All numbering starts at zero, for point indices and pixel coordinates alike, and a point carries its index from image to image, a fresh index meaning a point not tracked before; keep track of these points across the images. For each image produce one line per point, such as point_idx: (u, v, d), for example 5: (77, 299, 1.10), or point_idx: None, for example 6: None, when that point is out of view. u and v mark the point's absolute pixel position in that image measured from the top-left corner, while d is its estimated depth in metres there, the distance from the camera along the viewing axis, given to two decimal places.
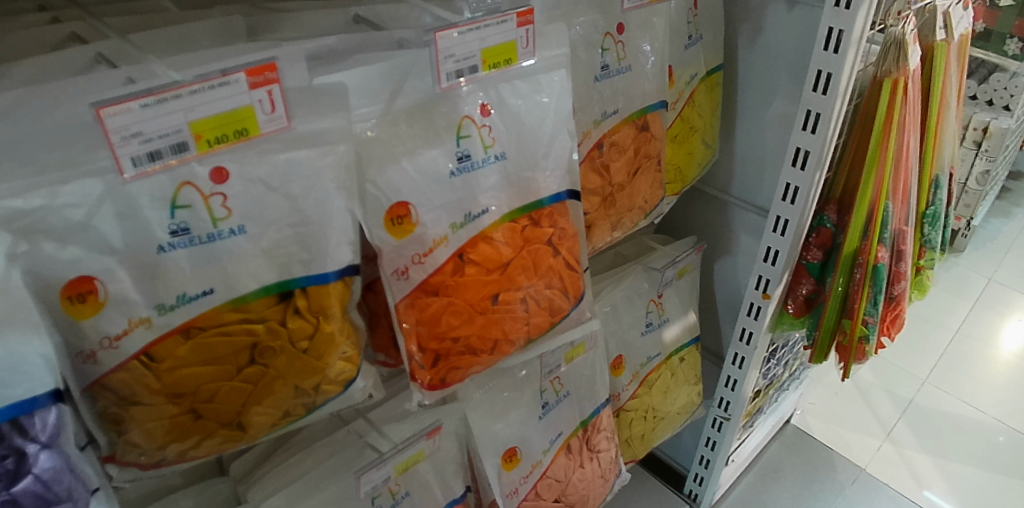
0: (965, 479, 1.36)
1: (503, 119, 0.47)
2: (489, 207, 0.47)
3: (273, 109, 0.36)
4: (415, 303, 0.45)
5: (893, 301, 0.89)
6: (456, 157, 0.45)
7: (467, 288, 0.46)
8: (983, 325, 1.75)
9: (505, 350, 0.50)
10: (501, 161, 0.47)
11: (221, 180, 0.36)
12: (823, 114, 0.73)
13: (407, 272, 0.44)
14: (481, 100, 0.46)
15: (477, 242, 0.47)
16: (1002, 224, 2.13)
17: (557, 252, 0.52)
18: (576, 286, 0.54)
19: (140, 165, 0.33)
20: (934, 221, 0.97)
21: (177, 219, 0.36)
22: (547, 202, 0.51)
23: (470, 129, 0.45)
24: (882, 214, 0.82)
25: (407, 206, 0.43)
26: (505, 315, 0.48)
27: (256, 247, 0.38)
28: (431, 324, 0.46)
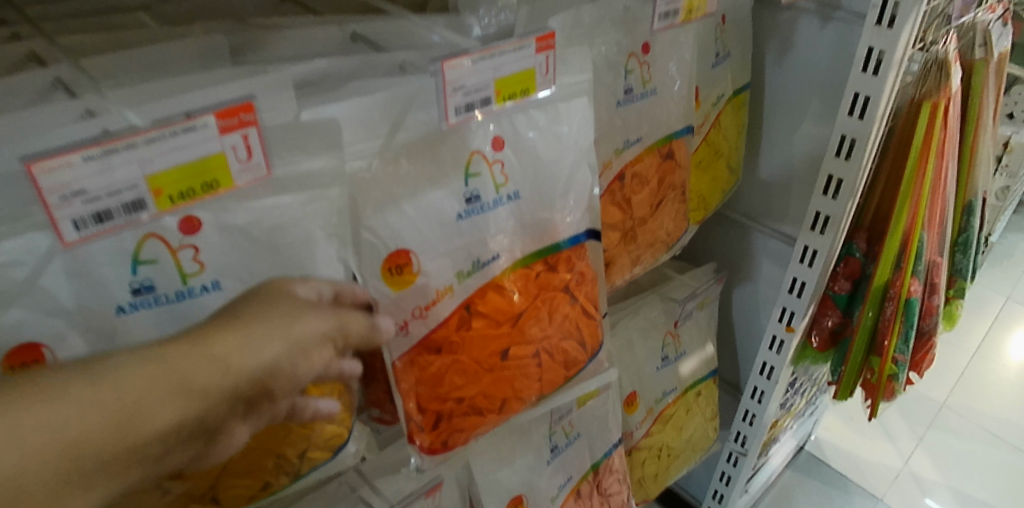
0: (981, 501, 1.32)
1: (518, 154, 0.43)
2: (498, 254, 0.43)
3: (250, 156, 0.31)
4: (418, 360, 0.41)
5: (923, 335, 0.84)
6: (465, 198, 0.41)
7: (475, 343, 0.43)
8: (1000, 344, 1.70)
9: (514, 407, 0.46)
10: (514, 200, 0.43)
11: (192, 230, 0.31)
12: (859, 140, 0.68)
13: (406, 327, 0.40)
14: (493, 132, 0.41)
15: (486, 291, 0.43)
16: (1020, 240, 2.07)
17: (575, 298, 0.48)
18: (593, 334, 0.50)
19: (86, 228, 0.27)
20: (965, 249, 0.92)
21: (139, 276, 0.31)
22: (566, 245, 0.47)
23: (481, 165, 0.41)
24: (917, 244, 0.77)
25: (407, 254, 0.39)
26: (515, 371, 0.45)
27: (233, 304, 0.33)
28: (432, 383, 0.42)
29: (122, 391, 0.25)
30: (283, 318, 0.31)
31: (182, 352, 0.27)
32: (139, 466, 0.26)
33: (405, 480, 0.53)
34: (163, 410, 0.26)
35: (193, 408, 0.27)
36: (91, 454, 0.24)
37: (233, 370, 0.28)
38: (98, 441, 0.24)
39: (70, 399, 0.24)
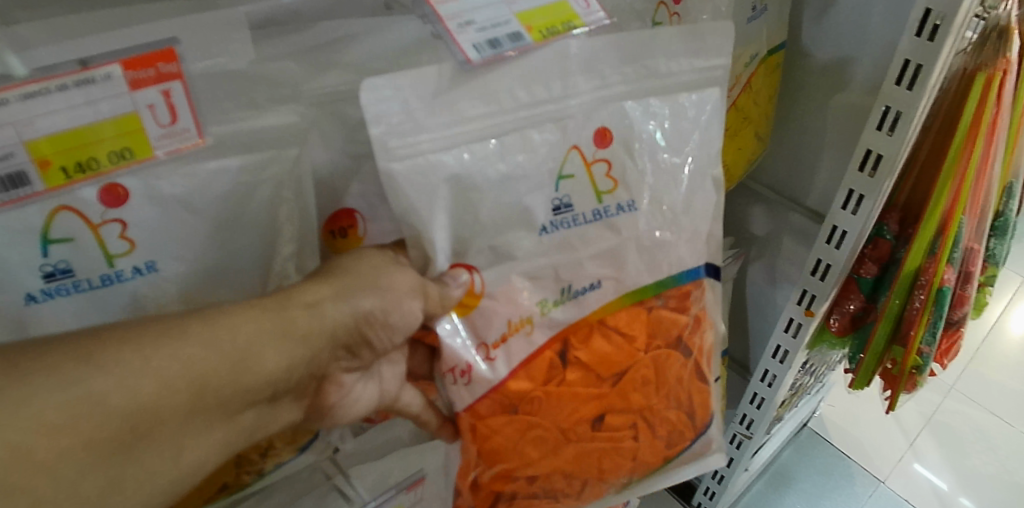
0: (987, 495, 1.29)
1: (622, 156, 0.42)
2: (594, 283, 0.43)
3: (173, 119, 0.28)
4: (489, 427, 0.42)
5: (952, 326, 0.78)
6: (550, 207, 0.40)
7: (557, 407, 0.43)
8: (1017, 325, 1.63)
9: (596, 487, 0.47)
10: (628, 210, 0.42)
11: (117, 202, 0.28)
12: (905, 114, 0.61)
13: (466, 373, 0.40)
14: (600, 124, 0.41)
15: (581, 326, 0.43)
16: None
17: (689, 352, 0.48)
18: (705, 409, 0.51)
19: None
20: (1003, 235, 0.86)
21: (53, 258, 0.28)
22: (681, 280, 0.46)
23: (575, 168, 0.40)
24: (955, 231, 0.71)
25: (471, 271, 0.39)
26: (604, 442, 0.45)
27: (175, 289, 0.31)
28: (510, 452, 0.42)
29: (238, 337, 0.29)
30: (382, 267, 0.35)
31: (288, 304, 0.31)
32: (254, 401, 0.30)
33: (386, 471, 0.49)
34: (270, 360, 0.30)
35: (292, 355, 0.31)
36: (210, 386, 0.28)
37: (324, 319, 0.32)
38: (218, 377, 0.28)
39: (198, 337, 0.28)
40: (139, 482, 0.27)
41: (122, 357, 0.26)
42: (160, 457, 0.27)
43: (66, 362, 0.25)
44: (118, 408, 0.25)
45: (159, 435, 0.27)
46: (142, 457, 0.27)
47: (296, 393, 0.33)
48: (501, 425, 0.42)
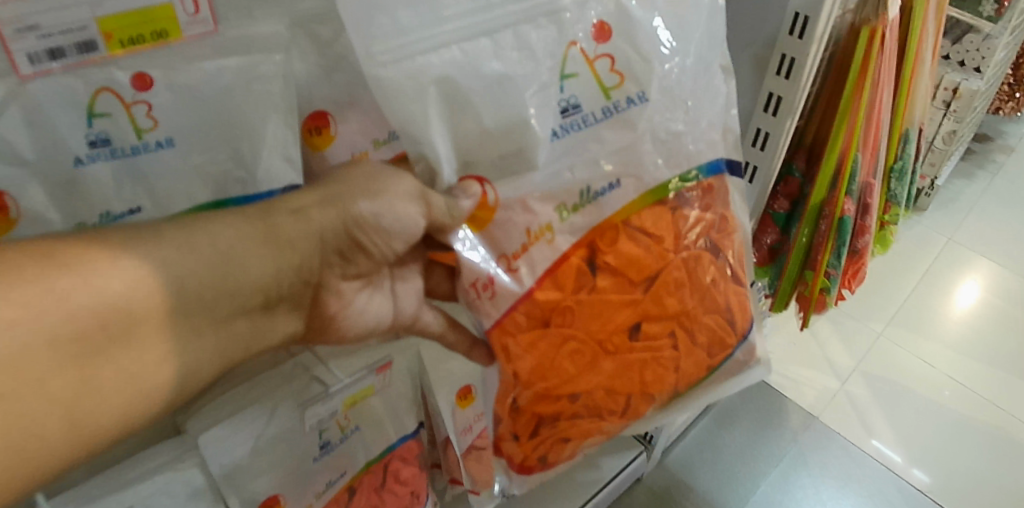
0: (910, 431, 1.42)
1: (624, 50, 0.47)
2: (614, 183, 0.49)
3: (197, 10, 0.33)
4: (525, 345, 0.50)
5: (856, 254, 0.90)
6: (559, 108, 0.46)
7: (586, 318, 0.50)
8: (941, 281, 1.77)
9: (639, 401, 0.54)
10: (641, 101, 0.48)
11: (144, 88, 0.34)
12: (798, 60, 0.71)
13: (488, 287, 0.48)
14: (595, 20, 0.46)
15: (603, 231, 0.49)
16: (963, 187, 2.18)
17: (716, 253, 0.55)
18: (743, 310, 0.57)
19: (39, 63, 0.31)
20: (900, 176, 0.98)
21: (94, 129, 0.34)
22: (703, 175, 0.52)
23: (578, 67, 0.46)
24: (851, 166, 0.81)
25: (483, 183, 0.46)
26: (641, 350, 0.52)
27: (185, 161, 0.36)
28: (550, 365, 0.51)
29: (211, 242, 0.37)
30: (382, 171, 0.44)
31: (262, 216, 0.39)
32: (225, 298, 0.38)
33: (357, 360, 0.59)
34: (253, 267, 0.39)
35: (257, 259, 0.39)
36: (184, 280, 0.36)
37: (291, 228, 0.40)
38: (191, 273, 0.36)
39: (171, 240, 0.35)
40: (124, 362, 0.34)
41: (97, 265, 0.33)
42: (142, 356, 0.35)
43: (48, 260, 0.32)
44: (91, 305, 0.33)
45: (136, 331, 0.35)
46: (126, 339, 0.34)
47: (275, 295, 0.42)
48: (533, 342, 0.50)
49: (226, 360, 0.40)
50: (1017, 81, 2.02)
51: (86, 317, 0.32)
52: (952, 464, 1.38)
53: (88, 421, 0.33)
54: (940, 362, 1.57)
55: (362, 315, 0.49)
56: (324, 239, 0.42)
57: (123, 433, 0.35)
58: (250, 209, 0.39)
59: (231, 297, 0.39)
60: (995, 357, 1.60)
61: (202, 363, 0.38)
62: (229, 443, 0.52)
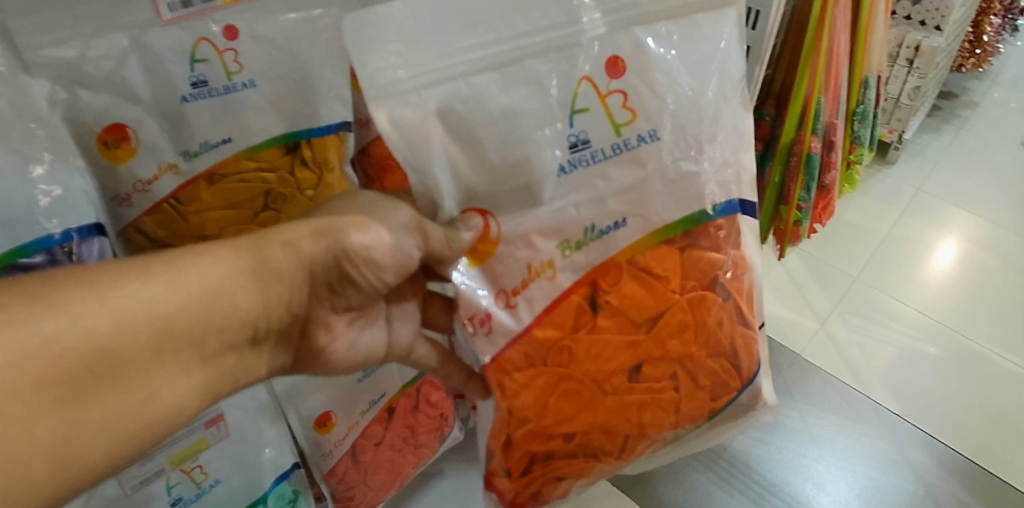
0: (889, 371, 1.53)
1: (636, 85, 0.53)
2: (618, 221, 0.56)
3: None
4: (523, 377, 0.57)
5: (824, 189, 0.99)
6: (568, 143, 0.53)
7: (584, 359, 0.57)
8: (912, 229, 1.88)
9: (634, 440, 0.61)
10: (652, 139, 0.54)
11: (231, 37, 0.55)
12: (763, 11, 0.79)
13: (485, 322, 0.56)
14: (610, 53, 0.53)
15: (606, 270, 0.57)
16: (932, 140, 2.30)
17: (726, 295, 0.60)
18: (751, 354, 0.62)
19: (175, 11, 0.52)
20: (862, 118, 1.07)
21: (198, 73, 0.54)
22: (716, 215, 0.58)
23: (589, 102, 0.53)
24: (815, 107, 0.90)
25: (486, 217, 0.54)
26: (637, 389, 0.59)
27: (261, 98, 0.57)
28: (545, 402, 0.57)
29: (200, 281, 0.43)
30: (383, 204, 0.54)
31: (250, 256, 0.46)
32: (212, 332, 0.44)
33: None
34: (240, 301, 0.45)
35: (240, 296, 0.45)
36: (173, 317, 0.41)
37: (274, 267, 0.47)
38: (178, 312, 0.41)
39: (160, 280, 0.41)
40: (114, 398, 0.39)
41: (88, 306, 0.38)
42: (131, 393, 0.40)
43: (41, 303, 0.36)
44: (75, 347, 0.37)
45: (123, 371, 0.39)
46: (116, 376, 0.39)
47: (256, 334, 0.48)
48: (529, 378, 0.57)
49: (210, 393, 0.45)
50: (977, 38, 2.12)
51: (73, 358, 0.37)
52: (933, 406, 1.47)
53: (73, 460, 0.37)
54: (915, 303, 1.68)
55: (350, 346, 0.59)
56: (310, 270, 0.50)
57: (112, 465, 0.40)
58: (242, 245, 0.46)
59: (216, 333, 0.44)
60: (961, 296, 1.71)
61: (188, 400, 0.43)
62: None
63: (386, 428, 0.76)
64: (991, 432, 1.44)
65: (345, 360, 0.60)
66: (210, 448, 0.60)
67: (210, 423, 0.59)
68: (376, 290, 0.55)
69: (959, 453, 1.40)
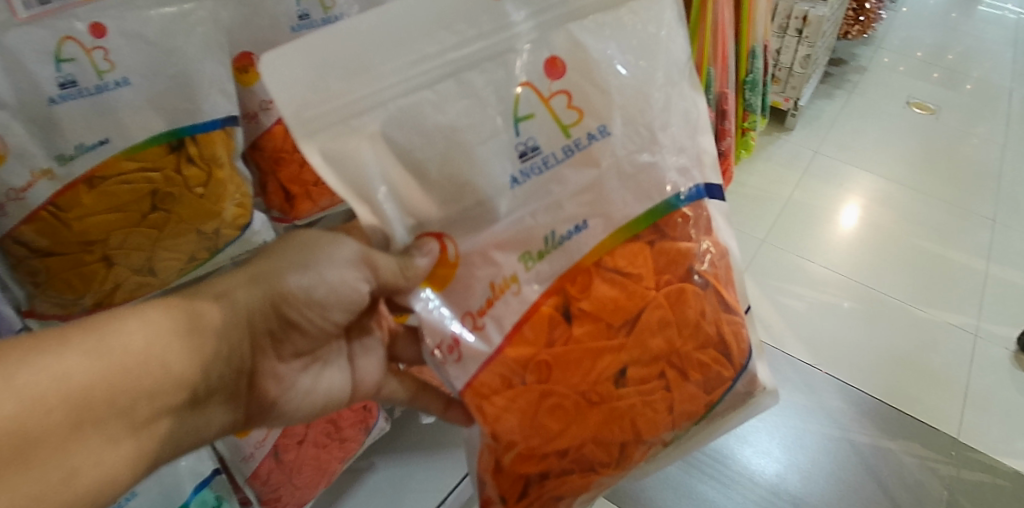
0: (806, 326, 1.70)
1: (577, 83, 0.51)
2: (580, 224, 0.52)
3: None
4: (503, 400, 0.54)
5: (722, 156, 1.04)
6: (517, 151, 0.50)
7: (565, 373, 0.53)
8: (815, 191, 2.08)
9: (631, 448, 0.57)
10: (604, 134, 0.52)
11: (99, 35, 0.50)
12: None
13: (454, 349, 0.53)
14: (547, 55, 0.51)
15: (575, 275, 0.53)
16: (825, 106, 2.47)
17: (705, 283, 0.56)
18: (740, 342, 0.58)
19: (31, 8, 0.47)
20: (753, 87, 1.13)
21: (64, 73, 0.49)
22: (678, 203, 0.54)
23: (533, 108, 0.50)
24: (705, 77, 0.95)
25: (444, 238, 0.51)
26: (624, 398, 0.54)
27: (139, 96, 0.52)
28: (530, 421, 0.54)
29: (125, 344, 0.43)
30: (324, 244, 0.53)
31: (182, 314, 0.47)
32: (144, 397, 0.43)
33: None
34: (174, 361, 0.45)
35: (172, 355, 0.45)
36: (95, 384, 0.41)
37: (206, 323, 0.48)
38: (102, 378, 0.41)
39: (79, 348, 0.41)
40: (30, 478, 0.38)
41: None
42: (53, 471, 0.39)
43: None
44: None
45: (39, 448, 0.38)
46: (34, 453, 0.38)
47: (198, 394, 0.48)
48: (509, 400, 0.54)
49: (149, 462, 0.44)
50: (860, 7, 2.26)
51: None
52: (848, 353, 1.65)
53: None
54: (822, 260, 1.87)
55: (307, 392, 0.60)
56: (248, 319, 0.51)
57: None
58: (174, 303, 0.47)
59: (150, 396, 0.44)
60: (863, 249, 1.91)
61: (122, 470, 0.42)
62: None
63: (308, 425, 0.78)
64: (897, 372, 1.62)
65: (302, 408, 0.60)
66: None
67: None
68: (322, 331, 0.57)
69: (870, 395, 1.56)
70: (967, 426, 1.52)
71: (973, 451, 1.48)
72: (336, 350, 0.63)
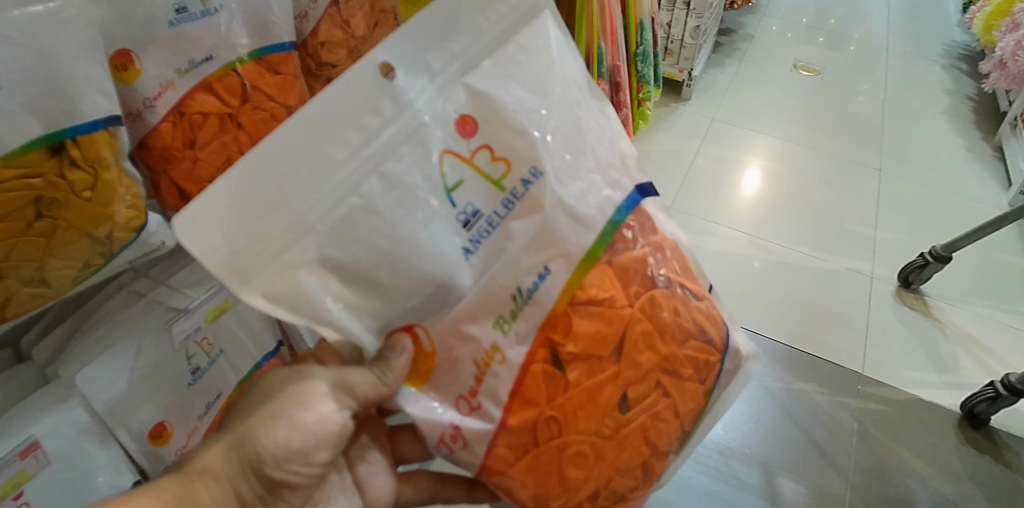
0: (723, 287, 1.79)
1: (495, 134, 0.51)
2: (546, 268, 0.51)
3: None
4: (522, 469, 0.54)
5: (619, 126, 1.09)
6: (460, 222, 0.49)
7: (571, 418, 0.53)
8: (716, 156, 2.19)
9: (653, 461, 0.56)
10: (539, 174, 0.51)
11: None
12: None
13: (457, 437, 0.53)
14: (455, 114, 0.50)
15: (554, 321, 0.52)
16: (718, 74, 2.59)
17: (667, 283, 0.56)
18: (713, 320, 0.58)
19: None
20: (644, 59, 1.18)
21: None
22: (620, 219, 0.54)
23: (459, 174, 0.50)
24: (596, 52, 0.98)
25: (414, 327, 0.51)
26: (633, 421, 0.54)
27: (14, 102, 0.40)
28: (555, 474, 0.53)
29: None
30: (294, 379, 0.53)
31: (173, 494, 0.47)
32: None
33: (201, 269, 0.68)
34: None
35: None
36: None
37: (198, 502, 0.47)
38: None
39: None
40: None
41: None
42: None
43: None
44: None
45: None
46: None
47: None
48: (528, 467, 0.54)
49: None
50: None
51: None
52: (762, 307, 1.76)
53: None
54: (728, 223, 1.98)
55: None
56: (233, 488, 0.49)
57: None
58: (165, 488, 0.47)
59: None
60: (766, 209, 2.03)
61: None
62: (105, 379, 0.60)
63: None
64: (802, 319, 1.74)
65: None
66: (32, 480, 0.54)
67: (26, 452, 0.54)
68: (313, 479, 0.53)
69: (783, 343, 1.68)
70: (870, 361, 1.66)
71: (875, 386, 1.60)
72: (338, 478, 0.59)
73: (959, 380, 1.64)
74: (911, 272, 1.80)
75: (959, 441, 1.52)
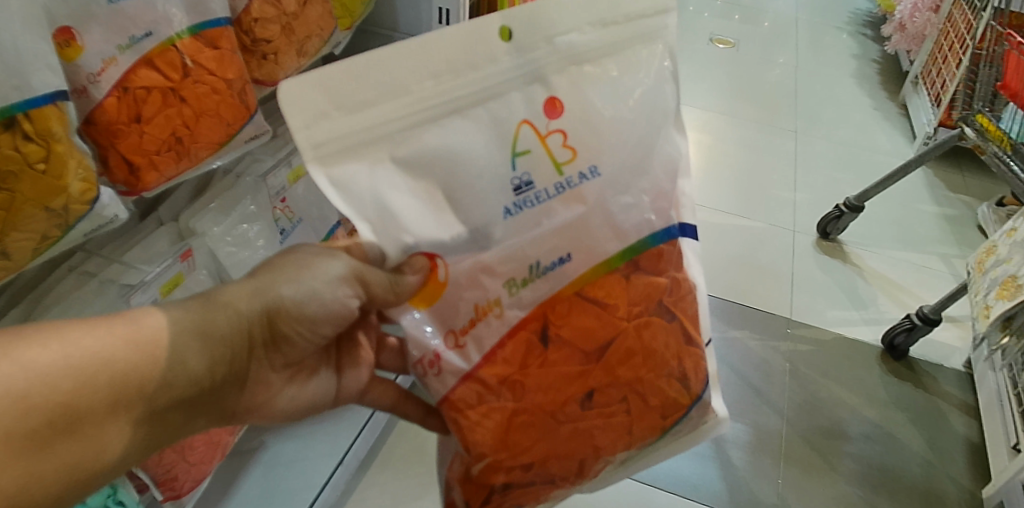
0: None
1: (575, 125, 0.55)
2: (563, 257, 0.56)
3: None
4: (480, 412, 0.56)
5: None
6: (512, 185, 0.53)
7: (538, 388, 0.56)
8: None
9: (590, 466, 0.60)
10: (593, 174, 0.55)
11: None
12: None
13: (434, 364, 0.55)
14: (547, 95, 0.54)
15: (556, 303, 0.57)
16: None
17: (671, 317, 0.61)
18: (698, 373, 0.62)
19: None
20: None
21: None
22: (651, 243, 0.58)
23: (530, 145, 0.53)
24: None
25: (434, 257, 0.52)
26: (591, 416, 0.58)
27: None
28: (503, 435, 0.56)
29: (151, 340, 0.47)
30: (322, 255, 0.56)
31: (200, 313, 0.51)
32: (163, 387, 0.48)
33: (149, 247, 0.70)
34: (190, 360, 0.49)
35: (189, 353, 0.49)
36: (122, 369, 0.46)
37: (220, 327, 0.52)
38: (130, 368, 0.46)
39: (110, 334, 0.46)
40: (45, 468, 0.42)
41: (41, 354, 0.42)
42: (84, 447, 0.44)
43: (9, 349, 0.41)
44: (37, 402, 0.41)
45: (78, 425, 0.43)
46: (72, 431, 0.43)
47: (206, 397, 0.52)
48: (483, 415, 0.56)
49: (147, 448, 0.49)
50: None
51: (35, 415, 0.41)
52: None
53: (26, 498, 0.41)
54: None
55: (290, 402, 0.61)
56: (248, 327, 0.53)
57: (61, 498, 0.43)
58: (193, 308, 0.51)
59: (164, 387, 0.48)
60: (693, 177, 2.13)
61: (131, 451, 0.47)
62: None
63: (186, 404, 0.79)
64: (733, 273, 1.85)
65: (283, 416, 0.61)
66: None
67: None
68: (312, 343, 0.58)
69: (716, 296, 1.78)
70: (797, 306, 1.78)
71: (802, 328, 1.72)
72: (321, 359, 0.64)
73: (878, 316, 1.78)
74: (828, 223, 1.93)
75: (882, 372, 1.65)
